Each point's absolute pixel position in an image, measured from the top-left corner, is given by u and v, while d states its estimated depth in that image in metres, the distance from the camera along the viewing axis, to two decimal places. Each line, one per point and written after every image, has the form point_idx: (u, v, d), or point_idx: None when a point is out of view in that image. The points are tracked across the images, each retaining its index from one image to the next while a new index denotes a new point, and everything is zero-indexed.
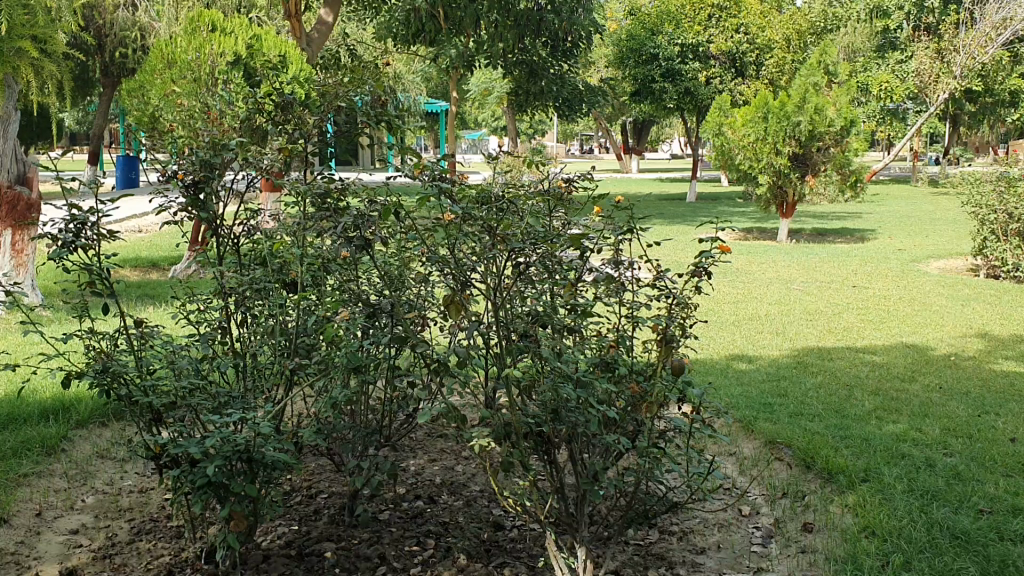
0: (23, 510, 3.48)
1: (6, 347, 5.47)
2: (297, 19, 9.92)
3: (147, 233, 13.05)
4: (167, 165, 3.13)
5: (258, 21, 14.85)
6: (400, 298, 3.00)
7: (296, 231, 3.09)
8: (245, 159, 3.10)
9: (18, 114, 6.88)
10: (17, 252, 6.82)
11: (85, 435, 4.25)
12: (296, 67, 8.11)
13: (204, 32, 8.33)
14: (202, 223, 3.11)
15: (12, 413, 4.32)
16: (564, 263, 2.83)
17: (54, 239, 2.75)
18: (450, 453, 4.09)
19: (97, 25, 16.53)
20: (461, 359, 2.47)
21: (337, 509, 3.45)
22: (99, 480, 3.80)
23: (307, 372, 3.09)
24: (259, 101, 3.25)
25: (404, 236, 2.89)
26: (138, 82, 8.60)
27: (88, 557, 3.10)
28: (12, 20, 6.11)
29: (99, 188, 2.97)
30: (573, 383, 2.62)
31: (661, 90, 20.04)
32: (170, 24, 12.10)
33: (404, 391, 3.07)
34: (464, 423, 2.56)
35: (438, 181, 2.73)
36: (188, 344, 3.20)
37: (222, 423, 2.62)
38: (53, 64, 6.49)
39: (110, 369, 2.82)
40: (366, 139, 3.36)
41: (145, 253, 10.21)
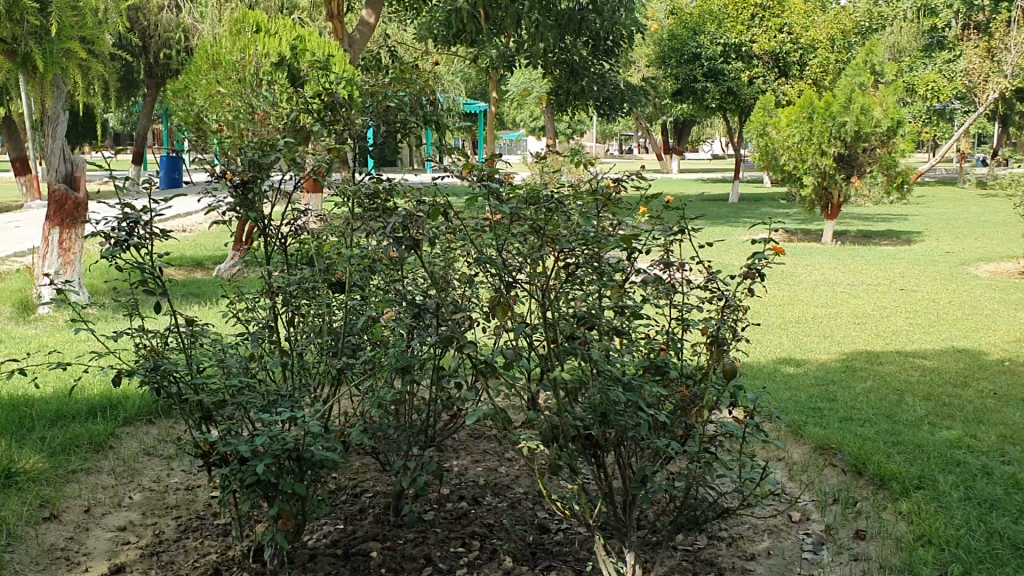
0: (72, 507, 3.51)
1: (54, 345, 5.56)
2: (339, 19, 9.96)
3: (193, 232, 13.20)
4: (216, 165, 3.14)
5: (301, 21, 14.88)
6: (446, 299, 2.96)
7: (343, 230, 3.07)
8: (291, 159, 3.10)
9: (66, 115, 7.01)
10: (65, 250, 6.86)
11: (132, 432, 4.29)
12: (339, 67, 8.17)
13: (248, 33, 8.46)
14: (250, 223, 3.11)
15: (61, 409, 4.35)
16: (610, 264, 2.82)
17: (107, 237, 2.74)
18: (493, 455, 4.07)
19: (142, 26, 16.76)
20: (508, 359, 2.46)
21: (382, 509, 3.45)
22: (146, 477, 3.83)
23: (353, 371, 3.06)
24: (308, 102, 3.24)
25: (452, 236, 2.88)
26: (183, 83, 8.61)
27: (136, 554, 3.13)
28: (61, 21, 6.19)
29: (149, 187, 2.95)
30: (622, 386, 2.59)
31: (703, 90, 20.08)
32: (214, 25, 12.40)
33: (449, 391, 3.02)
34: (510, 425, 2.56)
35: (485, 181, 2.67)
36: (237, 342, 3.16)
37: (271, 421, 2.63)
38: (99, 64, 6.66)
39: (161, 366, 2.81)
40: (411, 139, 3.33)
41: (189, 252, 10.29)
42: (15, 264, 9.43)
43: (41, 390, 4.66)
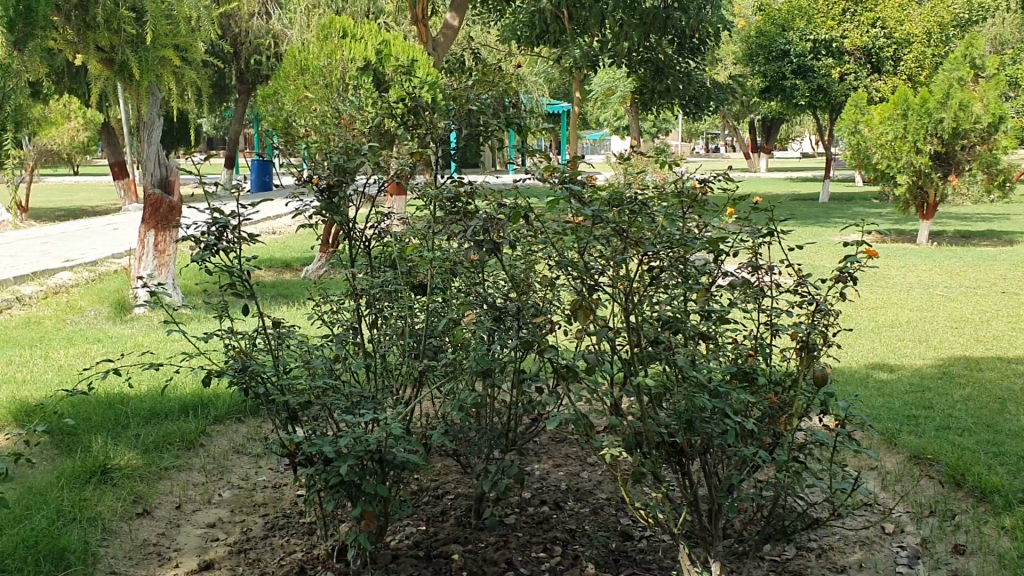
0: (164, 503, 3.60)
1: (149, 345, 5.74)
2: (423, 23, 10.04)
3: (282, 235, 13.52)
4: (302, 170, 3.19)
5: (387, 25, 15.08)
6: (529, 301, 2.95)
7: (425, 233, 3.08)
8: (375, 163, 3.13)
9: (161, 119, 7.22)
10: (160, 252, 7.08)
11: (222, 430, 4.39)
12: (424, 70, 8.25)
13: (335, 39, 8.60)
14: (335, 226, 3.12)
15: (155, 407, 4.48)
16: (695, 267, 2.76)
17: (197, 241, 2.80)
18: (576, 459, 4.03)
19: (234, 33, 17.22)
20: (590, 364, 2.43)
21: (463, 511, 3.45)
22: (235, 475, 3.91)
23: (435, 374, 3.07)
24: (392, 106, 3.25)
25: (534, 238, 2.87)
26: (273, 89, 8.81)
27: (224, 551, 3.19)
28: (156, 30, 6.38)
29: (238, 192, 3.01)
30: (708, 392, 2.53)
31: (791, 88, 19.65)
32: (303, 31, 12.67)
33: (531, 395, 3.01)
34: (593, 431, 2.52)
35: (568, 183, 2.64)
36: (322, 344, 3.19)
37: (355, 422, 2.65)
38: (192, 70, 6.85)
39: (249, 368, 2.87)
40: (494, 142, 3.32)
41: (278, 254, 10.53)
42: (114, 265, 9.79)
43: (137, 389, 4.81)
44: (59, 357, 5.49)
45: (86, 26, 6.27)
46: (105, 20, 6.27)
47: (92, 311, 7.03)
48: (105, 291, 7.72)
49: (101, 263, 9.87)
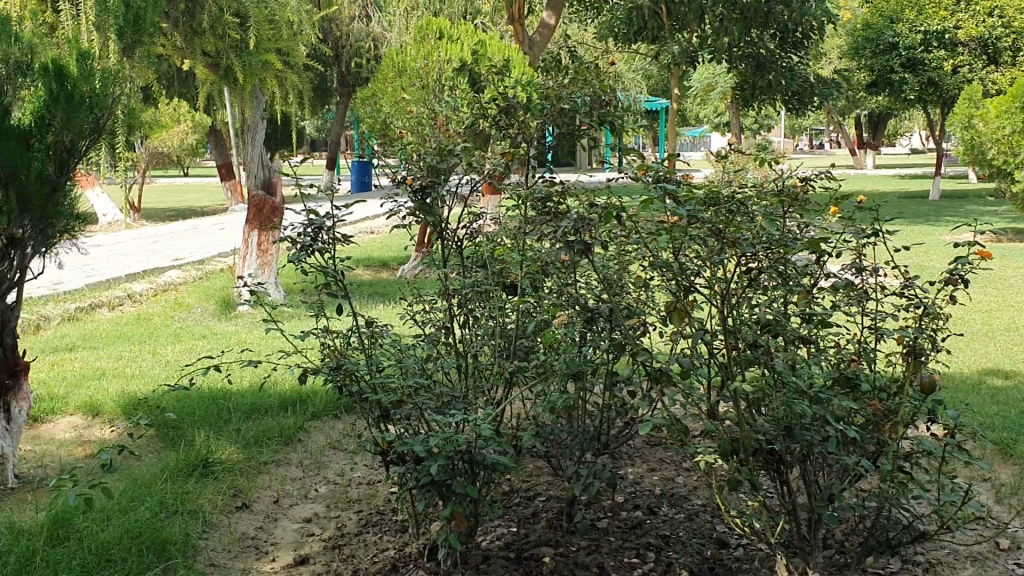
0: (263, 497, 3.69)
1: (251, 342, 5.89)
2: (520, 23, 10.04)
3: (380, 234, 13.75)
4: (397, 170, 3.23)
5: (484, 26, 15.15)
6: (622, 303, 2.90)
7: (517, 233, 3.06)
8: (469, 163, 3.13)
9: (264, 122, 7.42)
10: (263, 252, 7.28)
11: (319, 426, 4.47)
12: (519, 70, 8.25)
13: (432, 40, 8.68)
14: (429, 226, 3.16)
15: (255, 402, 4.60)
16: (796, 268, 2.67)
17: (293, 242, 2.85)
18: (670, 464, 3.96)
19: (336, 36, 17.60)
20: (684, 368, 2.37)
21: (555, 514, 3.42)
22: (331, 471, 3.97)
23: (527, 375, 3.05)
24: (484, 106, 3.25)
25: (627, 239, 2.81)
26: (371, 91, 8.95)
27: (319, 547, 3.25)
28: (259, 34, 6.55)
29: (333, 193, 3.05)
30: (808, 399, 2.44)
31: (900, 82, 19.00)
32: (402, 32, 12.86)
33: (623, 398, 2.96)
34: (686, 436, 2.46)
35: (662, 182, 2.58)
36: (414, 344, 3.21)
37: (446, 422, 2.65)
38: (294, 74, 7.02)
39: (343, 366, 2.90)
40: (588, 141, 3.30)
41: (377, 253, 10.71)
42: (219, 264, 10.12)
43: (238, 385, 4.94)
44: (167, 353, 5.69)
45: (194, 32, 6.41)
46: (210, 26, 6.40)
47: (198, 308, 7.27)
48: (211, 289, 7.98)
49: (207, 261, 10.20)
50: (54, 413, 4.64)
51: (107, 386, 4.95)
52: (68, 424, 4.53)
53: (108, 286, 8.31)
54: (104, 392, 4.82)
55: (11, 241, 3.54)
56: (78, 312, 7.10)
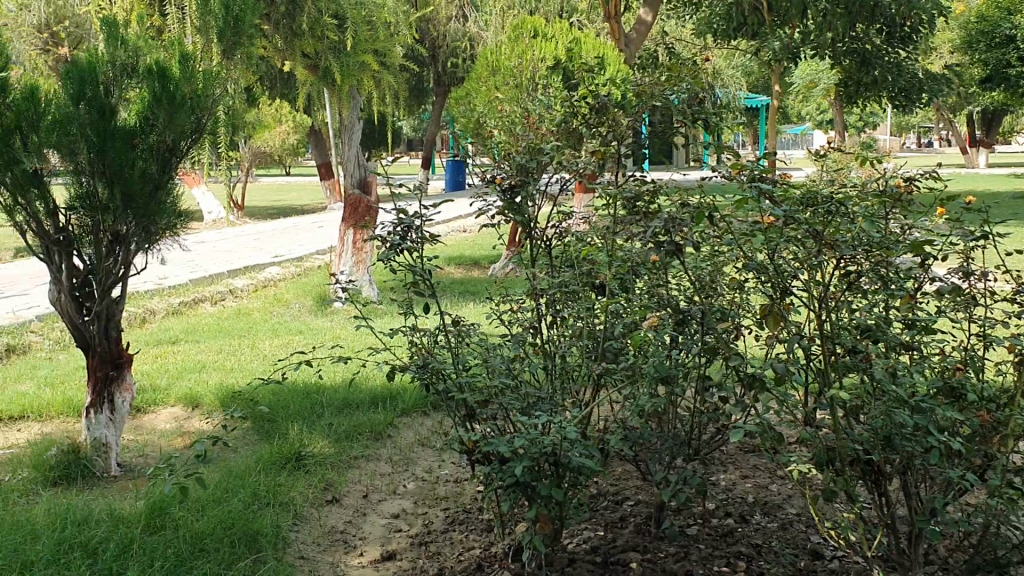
0: (353, 491, 3.74)
1: (344, 339, 5.99)
2: (615, 20, 9.94)
3: (472, 233, 13.85)
4: (487, 169, 3.23)
5: (580, 24, 15.08)
6: (713, 305, 2.83)
7: (606, 234, 3.00)
8: (560, 162, 3.11)
9: (360, 122, 7.54)
10: (358, 251, 7.42)
11: (408, 422, 4.51)
12: (614, 68, 8.16)
13: (526, 39, 8.66)
14: (519, 226, 3.15)
15: (347, 397, 4.67)
16: (899, 271, 2.56)
17: (383, 241, 2.88)
18: (764, 471, 3.86)
19: (433, 37, 17.78)
20: (778, 374, 2.29)
21: (644, 519, 3.37)
22: (419, 467, 4.00)
23: (615, 377, 3.00)
24: (576, 105, 3.22)
25: (720, 240, 2.74)
26: (466, 90, 9.00)
27: (406, 543, 3.27)
28: (357, 35, 6.64)
29: (423, 192, 3.07)
30: (909, 408, 2.33)
31: (1017, 76, 18.14)
32: (498, 32, 12.89)
33: (714, 403, 2.88)
34: (779, 443, 2.38)
35: (757, 181, 2.49)
36: (501, 343, 3.20)
37: (531, 424, 2.63)
38: (390, 74, 7.10)
39: (430, 365, 2.92)
40: (681, 138, 3.23)
41: (468, 252, 10.78)
42: (316, 261, 10.34)
43: (330, 380, 5.02)
44: (264, 347, 5.83)
45: (294, 34, 6.53)
46: (309, 28, 6.51)
47: (295, 304, 7.43)
48: (308, 286, 8.16)
49: (306, 258, 10.44)
50: (157, 404, 4.80)
51: (207, 379, 5.10)
52: (169, 415, 4.69)
53: (211, 281, 8.58)
54: (204, 384, 4.97)
55: (116, 237, 3.68)
56: (181, 306, 7.35)
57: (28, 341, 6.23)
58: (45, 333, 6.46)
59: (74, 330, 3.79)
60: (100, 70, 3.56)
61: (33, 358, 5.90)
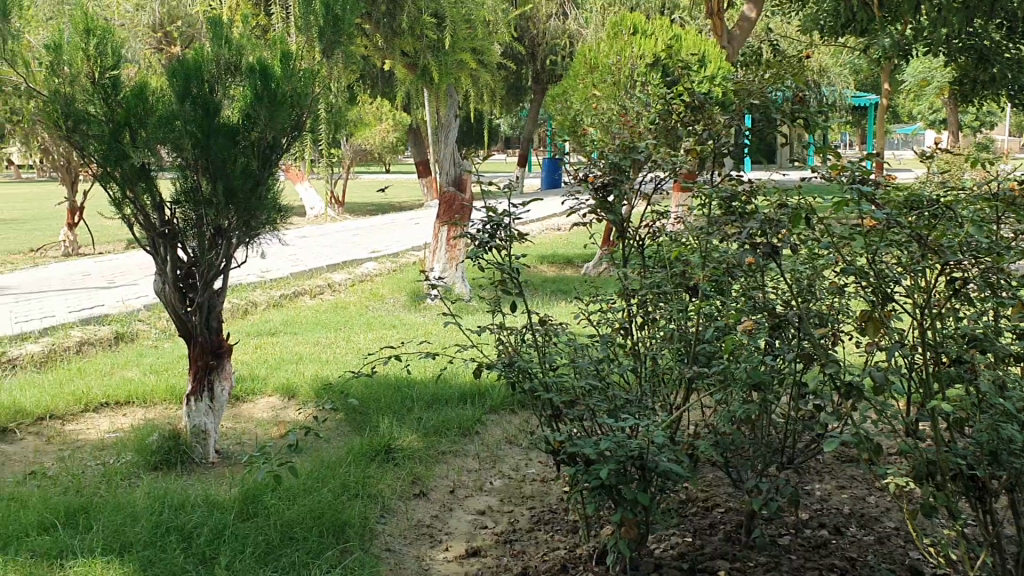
0: (440, 486, 3.77)
1: (436, 335, 6.05)
2: (718, 17, 9.73)
3: (566, 232, 13.83)
4: (579, 168, 3.20)
5: (682, 21, 14.86)
6: (810, 310, 2.74)
7: (700, 235, 2.94)
8: (654, 161, 3.06)
9: (458, 120, 7.56)
10: (451, 247, 7.47)
11: (497, 420, 4.52)
12: (714, 66, 8.02)
13: (625, 36, 8.59)
14: (612, 226, 3.11)
15: (437, 393, 4.71)
16: (1011, 279, 2.43)
17: (472, 239, 2.89)
18: (861, 482, 3.72)
19: (533, 35, 17.80)
20: (876, 383, 2.20)
21: (734, 526, 3.29)
22: (507, 465, 4.00)
23: (706, 382, 2.94)
24: (671, 103, 3.17)
25: (818, 243, 2.65)
26: (563, 88, 8.98)
27: (491, 540, 3.28)
28: (456, 34, 6.68)
29: (514, 190, 3.06)
30: (1018, 423, 2.21)
31: None
32: (598, 29, 12.81)
33: (808, 411, 2.79)
34: (876, 455, 2.28)
35: (857, 183, 2.41)
36: (590, 343, 3.17)
37: (618, 426, 2.59)
38: (488, 73, 7.11)
39: (516, 363, 2.91)
40: (781, 136, 3.14)
41: (561, 250, 10.77)
42: (412, 257, 10.48)
43: (421, 375, 5.07)
44: (359, 341, 5.93)
45: (394, 33, 6.64)
46: (409, 27, 6.59)
47: (390, 299, 7.54)
48: (404, 282, 8.27)
49: (402, 254, 10.58)
50: (255, 393, 4.94)
51: (303, 370, 5.22)
52: (266, 404, 4.81)
53: (311, 275, 8.78)
54: (300, 375, 5.09)
55: (217, 230, 3.79)
56: (282, 299, 7.55)
57: (137, 329, 6.49)
58: (153, 322, 6.72)
59: (176, 320, 3.92)
60: (206, 68, 3.67)
61: (141, 346, 6.13)
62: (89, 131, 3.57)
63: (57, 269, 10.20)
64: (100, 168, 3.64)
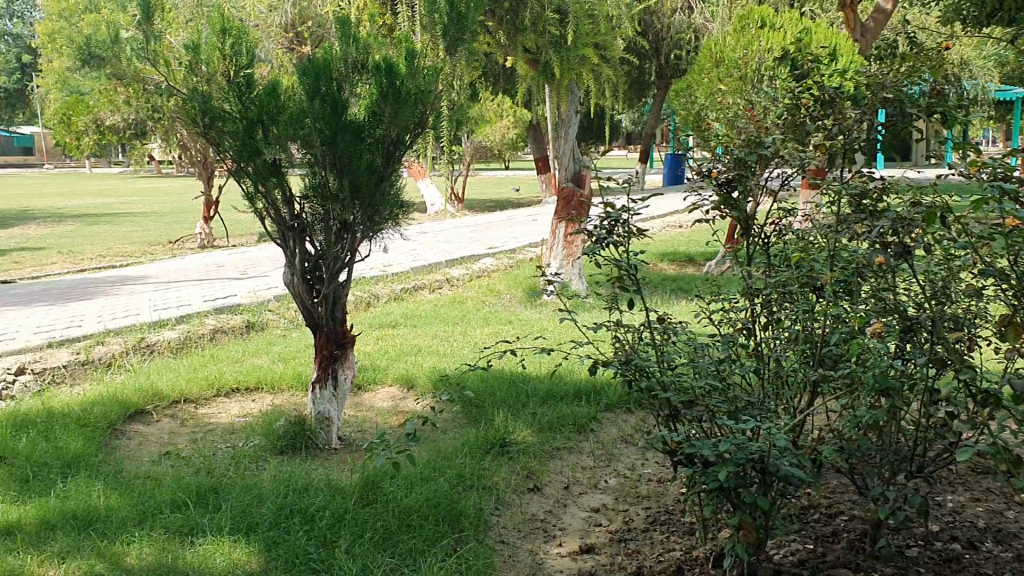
0: (554, 482, 3.77)
1: (553, 331, 6.06)
2: (852, 8, 9.36)
3: (687, 229, 13.62)
4: (702, 163, 3.15)
5: (813, 13, 14.39)
6: (946, 314, 2.62)
7: (828, 234, 2.85)
8: (781, 156, 2.99)
9: (579, 116, 7.59)
10: (568, 244, 7.45)
11: (614, 418, 4.49)
12: (846, 59, 7.74)
13: (752, 29, 8.39)
14: (736, 222, 3.05)
15: (554, 389, 4.71)
16: None
17: (590, 234, 2.87)
18: (998, 496, 3.54)
19: (656, 30, 17.58)
20: (1017, 392, 2.08)
21: (858, 535, 3.17)
22: (622, 464, 3.98)
23: (831, 385, 2.84)
24: (799, 97, 3.08)
25: (955, 243, 2.53)
26: (687, 83, 8.85)
27: (605, 538, 3.26)
28: (578, 30, 6.66)
29: (634, 186, 3.03)
30: None
31: None
32: (724, 23, 12.55)
33: (941, 419, 2.67)
34: (1015, 468, 2.16)
35: (999, 180, 2.29)
36: (710, 343, 3.11)
37: (737, 428, 2.54)
38: (610, 68, 7.06)
39: (634, 361, 2.88)
40: (918, 129, 3.03)
41: (682, 248, 10.61)
42: (530, 252, 10.52)
43: (538, 371, 5.09)
44: (477, 335, 5.99)
45: (516, 30, 6.66)
46: (532, 23, 6.61)
47: (508, 295, 7.60)
48: (521, 278, 8.31)
49: (520, 250, 10.63)
50: (376, 383, 5.06)
51: (422, 362, 5.31)
52: (386, 395, 4.92)
53: (430, 269, 8.93)
54: (419, 367, 5.18)
55: (343, 225, 3.89)
56: (402, 292, 7.70)
57: (266, 318, 6.73)
58: (281, 312, 6.96)
59: (303, 310, 4.06)
60: (334, 67, 3.77)
61: (269, 335, 6.36)
62: (224, 128, 3.72)
63: (193, 260, 10.69)
64: (234, 164, 3.79)
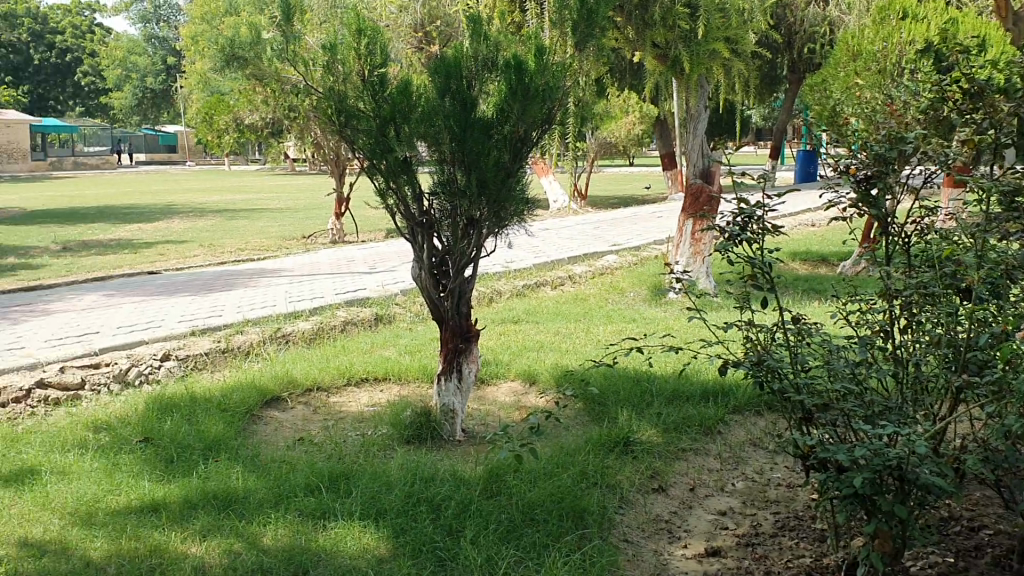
0: (679, 482, 3.72)
1: (678, 329, 5.99)
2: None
3: (819, 228, 13.21)
4: (838, 158, 3.02)
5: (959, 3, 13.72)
6: None
7: (976, 234, 2.72)
8: (924, 152, 2.90)
9: (707, 111, 7.47)
10: (696, 241, 7.38)
11: (741, 420, 4.40)
12: (995, 50, 7.36)
13: (893, 20, 8.07)
14: (873, 219, 2.90)
15: (678, 388, 4.65)
16: None
17: (721, 232, 2.82)
18: None
19: (788, 23, 17.12)
20: None
21: (1004, 551, 3.02)
22: (750, 468, 3.90)
23: (976, 392, 2.71)
24: (945, 89, 2.94)
25: None
26: (822, 76, 8.58)
27: (732, 541, 3.21)
28: (709, 24, 6.55)
29: (768, 182, 2.96)
30: None
31: None
32: (861, 15, 12.11)
33: None
34: None
35: None
36: (846, 345, 3.02)
37: (875, 433, 2.45)
38: (741, 62, 6.92)
39: (765, 362, 2.81)
40: None
41: (814, 248, 10.30)
42: (654, 250, 10.42)
43: (663, 370, 5.03)
44: (600, 332, 5.98)
45: (645, 25, 6.59)
46: (661, 18, 6.54)
47: (631, 293, 7.54)
48: (645, 275, 8.24)
49: (644, 248, 10.53)
50: (499, 377, 5.12)
51: (545, 358, 5.33)
52: (509, 390, 4.97)
53: (553, 267, 8.96)
54: (542, 363, 5.20)
55: (471, 221, 3.95)
56: (525, 289, 7.75)
57: (393, 312, 6.89)
58: (407, 306, 7.10)
59: (430, 304, 4.14)
60: (464, 66, 3.83)
61: (396, 328, 6.51)
62: (359, 126, 3.83)
63: (324, 254, 11.04)
64: (367, 161, 3.89)
